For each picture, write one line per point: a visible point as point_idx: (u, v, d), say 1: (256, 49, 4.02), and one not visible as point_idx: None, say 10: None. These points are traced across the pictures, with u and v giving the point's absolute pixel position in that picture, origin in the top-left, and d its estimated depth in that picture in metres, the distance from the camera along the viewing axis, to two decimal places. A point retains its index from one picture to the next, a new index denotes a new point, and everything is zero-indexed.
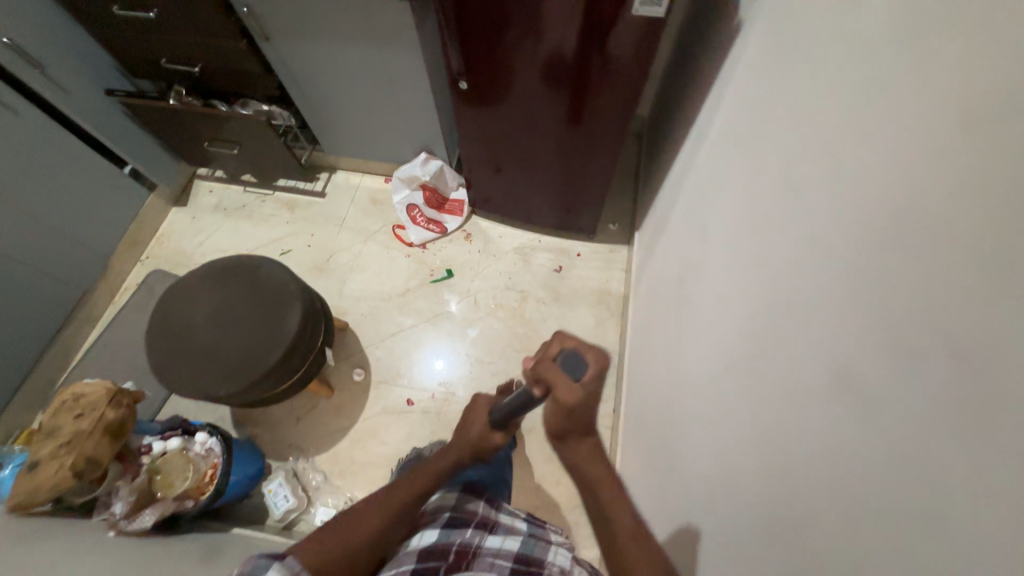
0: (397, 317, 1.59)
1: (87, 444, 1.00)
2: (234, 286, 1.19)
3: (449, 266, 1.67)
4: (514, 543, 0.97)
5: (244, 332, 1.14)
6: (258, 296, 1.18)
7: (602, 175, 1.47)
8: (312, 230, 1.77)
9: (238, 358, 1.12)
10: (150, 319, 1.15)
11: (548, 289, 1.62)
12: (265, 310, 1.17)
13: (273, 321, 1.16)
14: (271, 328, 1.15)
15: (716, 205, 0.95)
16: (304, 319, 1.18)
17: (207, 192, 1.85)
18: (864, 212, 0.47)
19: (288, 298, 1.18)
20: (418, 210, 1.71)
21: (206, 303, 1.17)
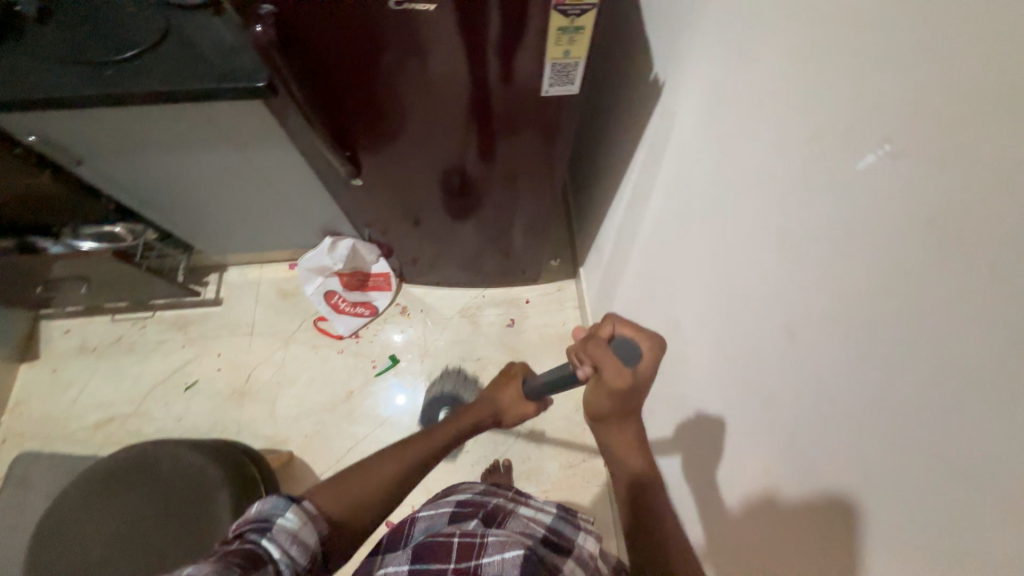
0: (349, 426, 1.40)
1: None
2: (132, 488, 0.95)
3: (393, 351, 1.49)
4: (549, 517, 0.76)
5: (161, 544, 0.90)
6: (169, 492, 0.95)
7: (535, 219, 1.35)
8: (216, 347, 1.48)
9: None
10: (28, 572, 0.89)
11: (506, 349, 1.50)
12: (184, 505, 0.94)
13: (197, 517, 0.92)
14: (198, 526, 0.92)
15: (672, 271, 0.87)
16: (238, 503, 0.95)
17: (64, 332, 1.48)
18: (894, 398, 0.41)
19: (211, 480, 0.96)
20: (339, 295, 1.50)
21: (99, 522, 0.92)
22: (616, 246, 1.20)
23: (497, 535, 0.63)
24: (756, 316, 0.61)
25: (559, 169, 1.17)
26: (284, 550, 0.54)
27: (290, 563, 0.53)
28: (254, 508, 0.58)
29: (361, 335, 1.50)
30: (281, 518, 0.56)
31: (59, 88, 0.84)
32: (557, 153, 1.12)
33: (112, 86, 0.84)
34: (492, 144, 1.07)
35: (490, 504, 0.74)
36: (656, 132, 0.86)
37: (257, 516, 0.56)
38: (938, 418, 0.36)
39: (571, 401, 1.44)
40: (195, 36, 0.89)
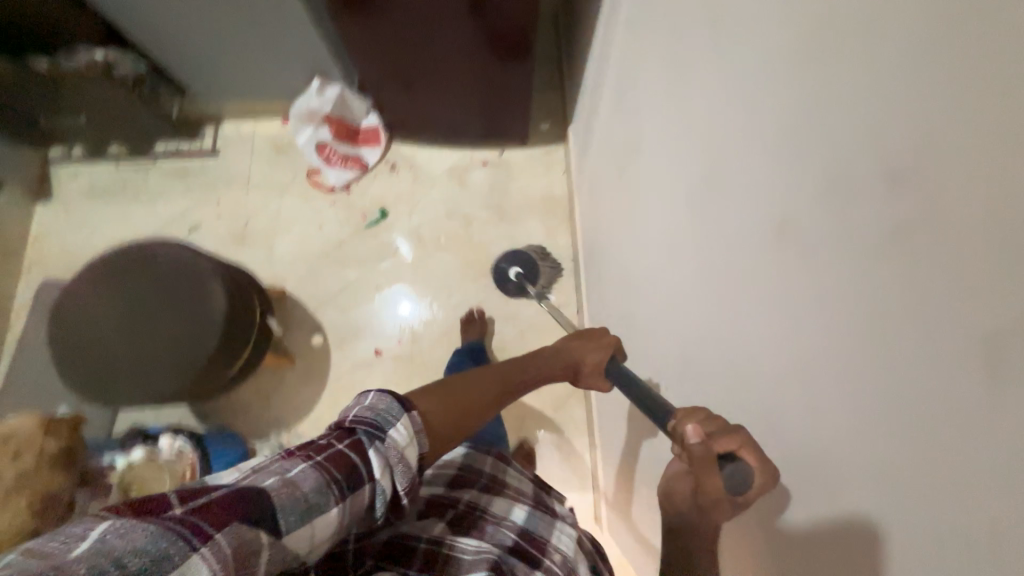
0: (342, 271, 1.49)
1: (38, 481, 0.93)
2: (130, 282, 1.03)
3: (382, 205, 1.54)
4: (519, 513, 0.92)
5: (165, 326, 1.02)
6: (160, 284, 1.03)
7: (518, 65, 1.30)
8: (214, 196, 1.54)
9: (172, 355, 1.01)
10: (52, 348, 1.01)
11: (492, 209, 1.54)
12: (177, 297, 1.03)
13: (191, 307, 1.03)
14: (194, 313, 1.03)
15: (627, 71, 0.81)
16: (228, 299, 1.04)
17: (71, 176, 1.56)
18: (790, 34, 0.37)
19: (196, 277, 1.04)
20: (329, 148, 1.53)
21: (108, 310, 1.02)
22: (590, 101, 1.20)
23: (466, 550, 0.75)
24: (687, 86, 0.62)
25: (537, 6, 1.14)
26: (385, 469, 0.54)
27: (384, 484, 0.54)
28: (370, 399, 0.58)
29: (351, 188, 1.55)
30: (390, 434, 0.56)
31: None
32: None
33: None
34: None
35: (464, 505, 0.88)
36: None
37: (371, 412, 0.56)
38: (825, 14, 0.33)
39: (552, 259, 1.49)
40: None
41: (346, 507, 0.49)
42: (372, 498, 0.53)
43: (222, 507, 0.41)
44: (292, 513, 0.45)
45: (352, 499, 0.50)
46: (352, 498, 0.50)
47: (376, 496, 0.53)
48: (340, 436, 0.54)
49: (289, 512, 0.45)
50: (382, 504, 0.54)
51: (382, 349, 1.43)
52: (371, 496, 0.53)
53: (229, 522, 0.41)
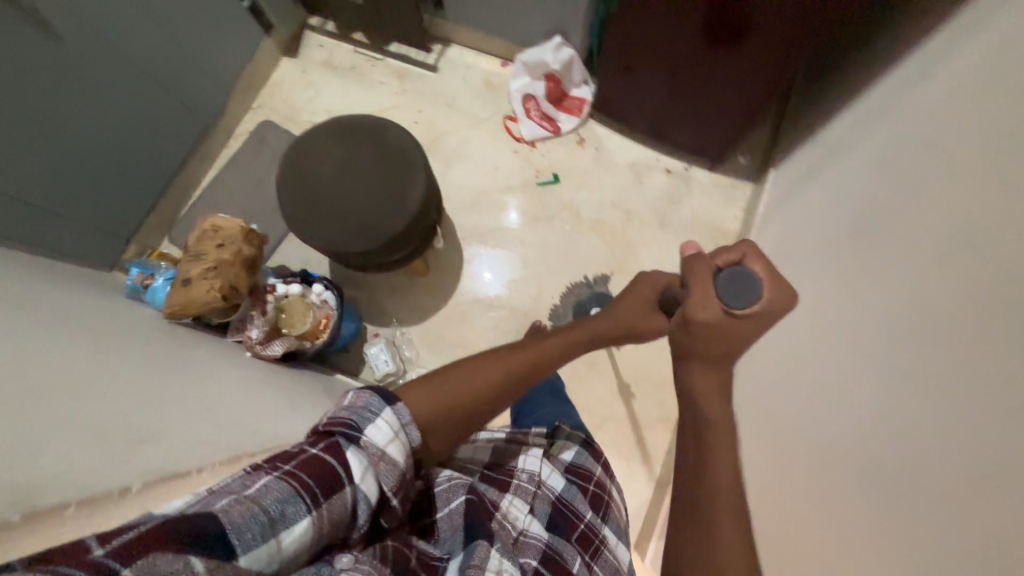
0: (499, 213, 1.55)
1: (229, 273, 1.09)
2: (359, 141, 1.14)
3: (558, 170, 1.57)
4: (484, 455, 0.94)
5: (369, 191, 1.11)
6: (378, 155, 1.13)
7: (757, 93, 1.27)
8: (419, 104, 1.67)
9: (365, 219, 1.10)
10: (279, 175, 1.13)
11: (657, 214, 1.52)
12: (387, 171, 1.12)
13: (396, 185, 1.11)
14: (398, 191, 1.11)
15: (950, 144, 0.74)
16: (423, 193, 1.12)
17: (317, 44, 1.76)
18: None
19: (409, 163, 1.13)
20: (535, 102, 1.59)
21: (333, 157, 1.13)
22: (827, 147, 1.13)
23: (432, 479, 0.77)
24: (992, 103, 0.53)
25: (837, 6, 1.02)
26: (365, 470, 0.56)
27: (366, 487, 0.56)
28: (353, 398, 0.61)
29: (536, 145, 1.60)
30: (367, 436, 0.58)
31: None
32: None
33: None
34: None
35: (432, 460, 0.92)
36: None
37: (356, 409, 0.60)
38: None
39: None
40: None
41: (324, 511, 0.51)
42: (353, 502, 0.54)
43: (154, 533, 0.40)
44: (249, 530, 0.45)
45: (325, 505, 0.51)
46: (329, 503, 0.52)
47: (358, 500, 0.55)
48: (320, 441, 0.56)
49: (248, 528, 0.45)
50: (365, 511, 0.55)
51: (504, 297, 1.48)
52: (353, 496, 0.54)
53: (144, 557, 0.38)
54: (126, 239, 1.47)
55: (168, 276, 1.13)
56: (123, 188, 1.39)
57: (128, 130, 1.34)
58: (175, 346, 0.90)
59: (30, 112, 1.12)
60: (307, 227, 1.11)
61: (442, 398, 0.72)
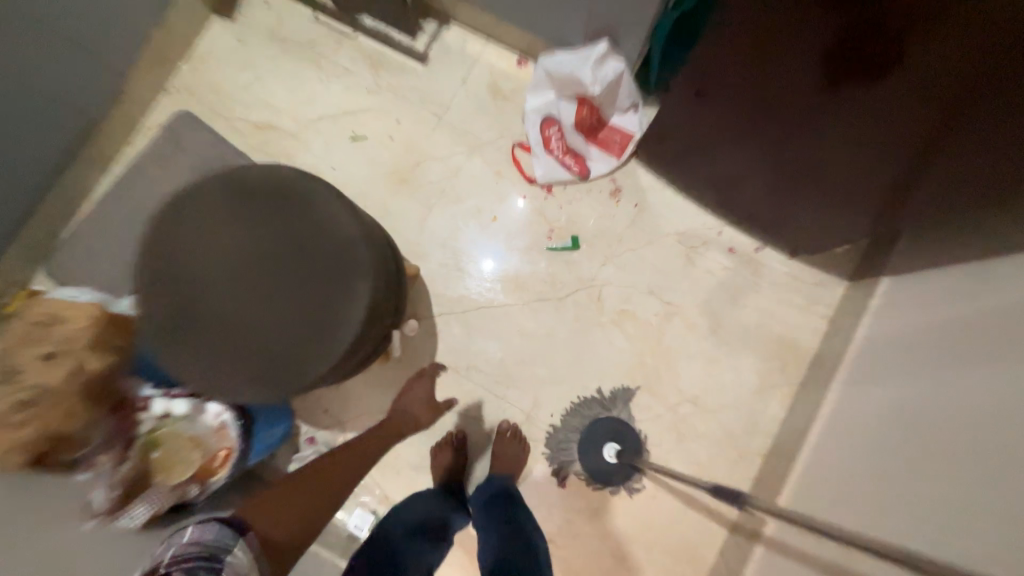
0: (491, 285, 1.13)
1: (52, 412, 0.71)
2: (281, 224, 0.73)
3: (578, 233, 1.13)
4: None
5: (280, 312, 0.72)
6: (304, 251, 0.72)
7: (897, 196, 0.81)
8: (398, 111, 1.20)
9: (265, 355, 0.71)
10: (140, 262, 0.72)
11: (706, 314, 1.11)
12: (311, 283, 0.72)
13: (322, 309, 0.71)
14: (323, 318, 0.71)
15: None
16: (361, 327, 0.72)
17: (263, 4, 1.25)
18: None
19: (347, 274, 0.72)
20: (559, 130, 1.12)
21: (232, 245, 0.72)
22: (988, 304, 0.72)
23: None
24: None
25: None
26: None
27: None
28: (197, 533, 0.69)
29: (554, 191, 1.15)
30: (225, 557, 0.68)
31: None
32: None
33: None
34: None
35: None
36: None
37: (195, 544, 0.67)
38: None
39: (745, 423, 1.07)
40: None
41: None
42: None
43: None
44: None
45: None
46: None
47: None
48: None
49: None
50: None
51: (487, 407, 1.09)
52: None
53: None
54: None
55: None
56: None
57: None
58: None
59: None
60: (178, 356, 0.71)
61: (291, 515, 0.82)
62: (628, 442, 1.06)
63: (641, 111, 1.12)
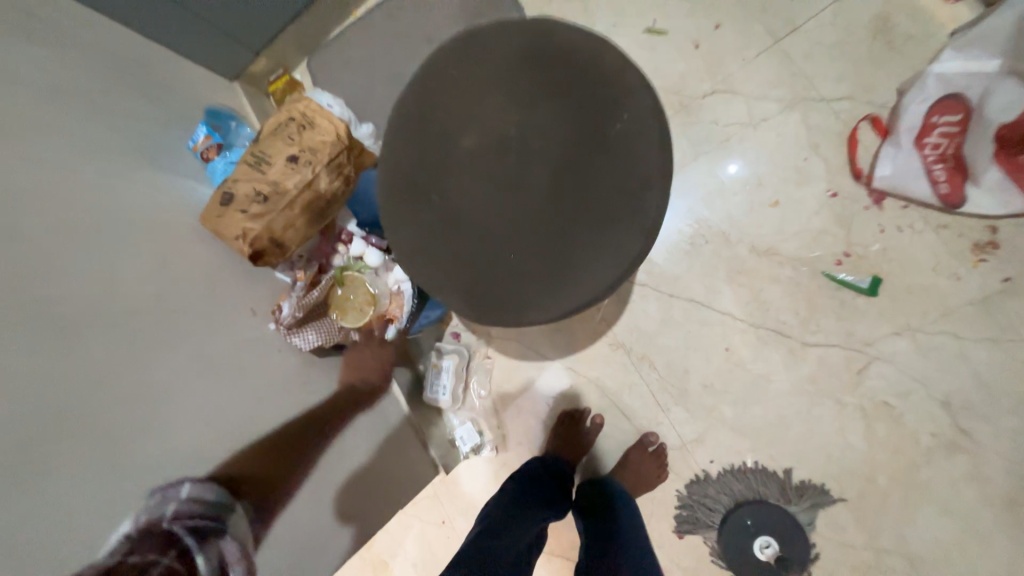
0: (724, 283, 0.87)
1: (281, 219, 0.70)
2: (585, 127, 0.55)
3: (880, 275, 0.80)
4: None
5: (522, 229, 0.56)
6: (584, 170, 0.54)
7: None
8: (725, 14, 0.87)
9: (485, 273, 0.57)
10: (413, 99, 0.61)
11: (1013, 479, 0.74)
12: (573, 213, 0.54)
13: (572, 249, 0.54)
14: (568, 264, 0.55)
15: None
16: (598, 294, 0.56)
17: None
18: None
19: (623, 227, 0.54)
20: (946, 125, 0.75)
21: (504, 123, 0.56)
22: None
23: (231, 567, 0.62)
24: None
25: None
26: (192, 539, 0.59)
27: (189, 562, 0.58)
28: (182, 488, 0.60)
29: (882, 207, 0.80)
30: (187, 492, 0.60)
31: None
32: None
33: None
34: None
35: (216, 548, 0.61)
36: None
37: (199, 505, 0.60)
38: None
39: None
40: None
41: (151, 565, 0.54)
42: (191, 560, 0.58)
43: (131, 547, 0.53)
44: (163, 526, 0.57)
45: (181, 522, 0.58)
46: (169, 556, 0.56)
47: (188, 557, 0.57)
48: (169, 538, 0.57)
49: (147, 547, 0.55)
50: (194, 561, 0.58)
51: (641, 410, 0.92)
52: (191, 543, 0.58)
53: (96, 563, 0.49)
54: (257, 49, 1.11)
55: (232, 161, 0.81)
56: None
57: None
58: (113, 345, 0.57)
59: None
60: (398, 222, 0.61)
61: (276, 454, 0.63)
62: (795, 551, 0.81)
63: None
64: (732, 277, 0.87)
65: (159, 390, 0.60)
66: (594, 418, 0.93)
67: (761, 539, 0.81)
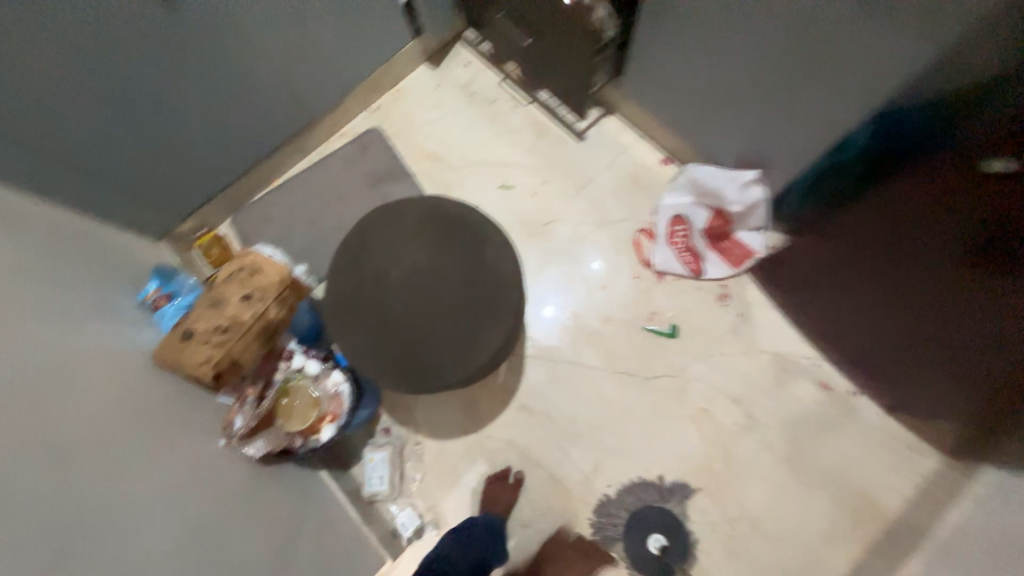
0: (586, 344, 1.21)
1: (238, 344, 0.87)
2: (465, 253, 0.85)
3: (678, 323, 1.20)
4: None
5: (435, 322, 0.83)
6: (469, 279, 0.84)
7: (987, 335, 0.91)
8: (548, 174, 1.36)
9: (413, 356, 0.82)
10: (348, 246, 0.88)
11: (787, 441, 1.11)
12: (467, 307, 0.83)
13: (469, 330, 0.82)
14: (468, 340, 0.82)
15: None
16: (492, 357, 0.83)
17: (463, 64, 1.49)
18: None
19: (499, 312, 0.83)
20: (685, 229, 1.21)
21: (413, 256, 0.86)
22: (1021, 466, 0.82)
23: None
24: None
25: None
26: None
27: None
28: None
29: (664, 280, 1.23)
30: None
31: None
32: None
33: None
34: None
35: None
36: None
37: None
38: None
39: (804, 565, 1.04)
40: None
41: None
42: None
43: None
44: None
45: None
46: None
47: None
48: None
49: None
50: None
51: (550, 456, 1.14)
52: None
53: None
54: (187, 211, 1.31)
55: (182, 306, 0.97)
56: (197, 162, 1.22)
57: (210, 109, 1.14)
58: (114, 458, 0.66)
59: (110, 57, 0.92)
60: (344, 329, 0.84)
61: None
62: (679, 538, 1.05)
63: (767, 233, 1.19)
64: (590, 338, 1.22)
65: (149, 494, 0.69)
66: (515, 474, 1.13)
67: (652, 537, 1.05)
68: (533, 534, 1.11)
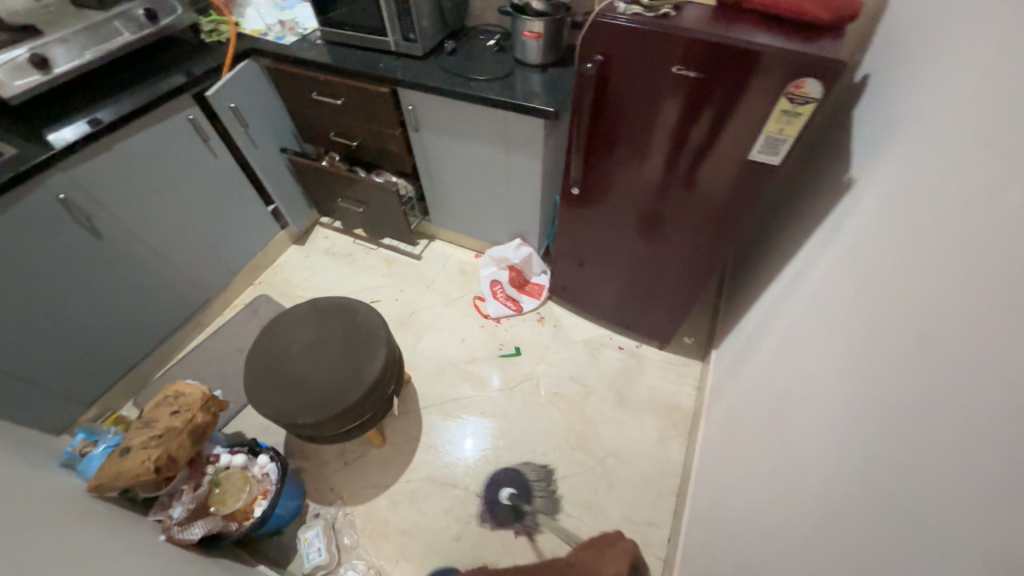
0: (461, 383, 1.61)
1: (173, 442, 1.08)
2: (343, 322, 1.28)
3: (518, 344, 1.70)
4: None
5: (330, 367, 1.19)
6: (348, 335, 1.25)
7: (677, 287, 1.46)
8: (402, 285, 1.90)
9: (318, 394, 1.14)
10: (257, 346, 1.24)
11: (613, 390, 1.58)
12: (351, 350, 1.22)
13: (355, 364, 1.19)
14: (356, 369, 1.18)
15: (829, 335, 0.85)
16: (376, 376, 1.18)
17: (323, 237, 2.09)
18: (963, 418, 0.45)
19: (373, 347, 1.23)
20: (499, 286, 1.82)
21: (306, 335, 1.25)
22: (765, 303, 1.24)
23: None
24: (882, 333, 0.66)
25: (763, 139, 1.00)
26: None
27: None
28: None
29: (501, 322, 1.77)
30: None
31: (432, 82, 1.37)
32: (797, 90, 0.90)
33: (470, 90, 1.35)
34: (676, 149, 1.13)
35: None
36: (835, 223, 0.97)
37: None
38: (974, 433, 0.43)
39: (657, 467, 1.41)
40: (518, 86, 1.35)
41: None
42: None
43: None
44: None
45: None
46: None
47: None
48: None
49: None
50: None
51: (459, 473, 1.41)
52: None
53: None
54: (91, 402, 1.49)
55: (109, 444, 1.15)
56: (107, 353, 1.48)
57: (121, 307, 1.47)
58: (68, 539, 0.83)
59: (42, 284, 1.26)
60: (262, 397, 1.14)
61: None
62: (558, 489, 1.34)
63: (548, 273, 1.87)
64: (463, 378, 1.62)
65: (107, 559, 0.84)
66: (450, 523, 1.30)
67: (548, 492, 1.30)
68: (466, 543, 1.30)
